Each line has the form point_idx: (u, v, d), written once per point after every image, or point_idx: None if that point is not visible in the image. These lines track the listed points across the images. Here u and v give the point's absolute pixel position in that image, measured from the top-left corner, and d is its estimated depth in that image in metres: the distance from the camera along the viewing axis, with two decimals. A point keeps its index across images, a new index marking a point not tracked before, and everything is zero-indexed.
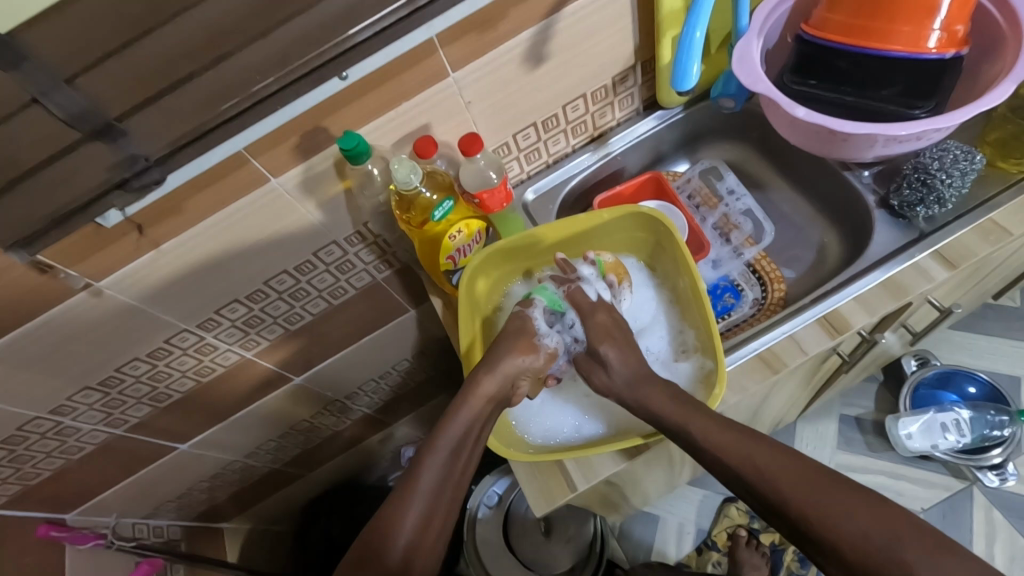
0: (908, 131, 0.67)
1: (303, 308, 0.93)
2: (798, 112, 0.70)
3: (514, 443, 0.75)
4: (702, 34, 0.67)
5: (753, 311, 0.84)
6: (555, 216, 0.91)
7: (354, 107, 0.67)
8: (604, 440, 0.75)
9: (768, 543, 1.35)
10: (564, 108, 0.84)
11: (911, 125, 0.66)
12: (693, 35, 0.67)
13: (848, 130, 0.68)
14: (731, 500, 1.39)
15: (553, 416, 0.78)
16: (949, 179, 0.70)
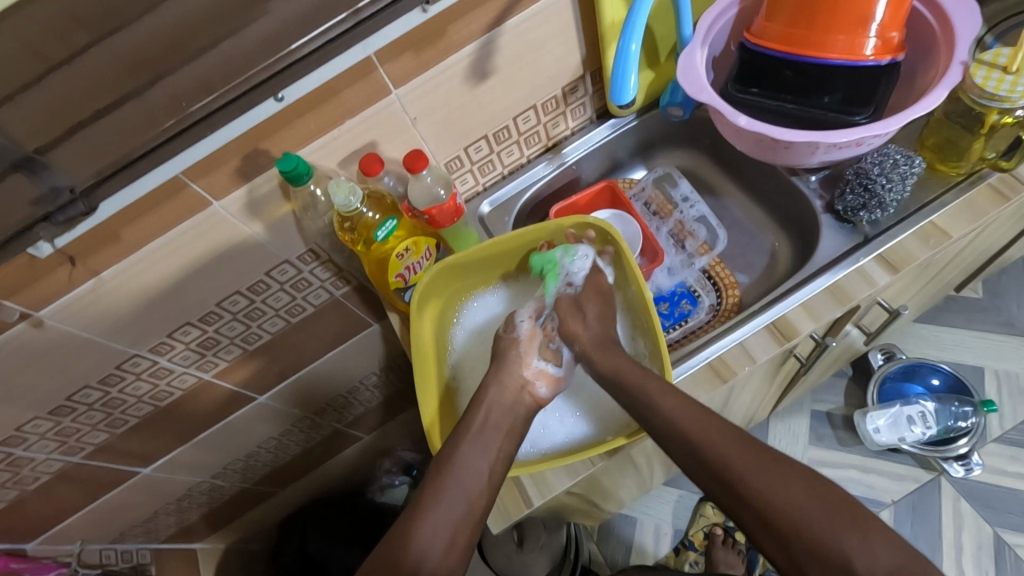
0: (847, 139, 0.68)
1: (261, 327, 0.92)
2: (741, 121, 0.70)
3: None
4: (638, 46, 0.68)
5: (708, 317, 0.84)
6: (511, 227, 0.91)
7: (294, 127, 0.66)
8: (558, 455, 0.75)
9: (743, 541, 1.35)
10: (515, 120, 0.84)
11: (849, 132, 0.67)
12: (631, 47, 0.68)
13: (789, 139, 0.69)
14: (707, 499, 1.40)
15: None
16: (889, 183, 0.70)
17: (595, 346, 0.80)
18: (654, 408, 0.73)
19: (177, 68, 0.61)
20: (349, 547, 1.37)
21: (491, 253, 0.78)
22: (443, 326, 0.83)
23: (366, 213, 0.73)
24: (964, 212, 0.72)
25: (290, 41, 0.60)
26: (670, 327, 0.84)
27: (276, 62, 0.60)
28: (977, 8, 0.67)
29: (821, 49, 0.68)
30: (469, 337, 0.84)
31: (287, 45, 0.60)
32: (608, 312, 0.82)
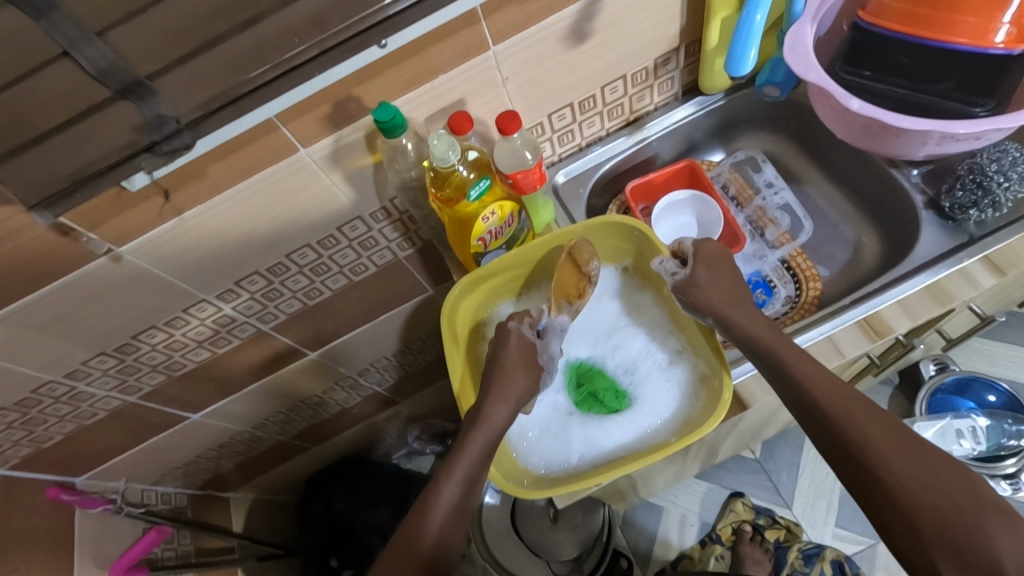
0: (967, 130, 0.63)
1: (323, 283, 0.91)
2: (853, 104, 0.66)
3: (517, 475, 0.73)
4: (763, 16, 0.65)
5: (785, 309, 0.82)
6: (585, 200, 0.89)
7: (390, 77, 0.65)
8: (612, 457, 0.73)
9: (772, 539, 1.30)
10: (602, 89, 0.81)
11: (971, 123, 0.63)
12: (754, 17, 0.65)
13: (905, 125, 0.65)
14: (738, 495, 1.36)
15: (555, 441, 0.76)
16: (1006, 182, 0.68)
17: (633, 346, 0.79)
18: (708, 402, 0.72)
19: (283, 3, 0.59)
20: (377, 510, 1.45)
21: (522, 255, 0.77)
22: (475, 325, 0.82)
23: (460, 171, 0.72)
24: None
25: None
26: None
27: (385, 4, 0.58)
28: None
29: (946, 31, 0.64)
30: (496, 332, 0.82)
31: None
32: (644, 309, 0.80)
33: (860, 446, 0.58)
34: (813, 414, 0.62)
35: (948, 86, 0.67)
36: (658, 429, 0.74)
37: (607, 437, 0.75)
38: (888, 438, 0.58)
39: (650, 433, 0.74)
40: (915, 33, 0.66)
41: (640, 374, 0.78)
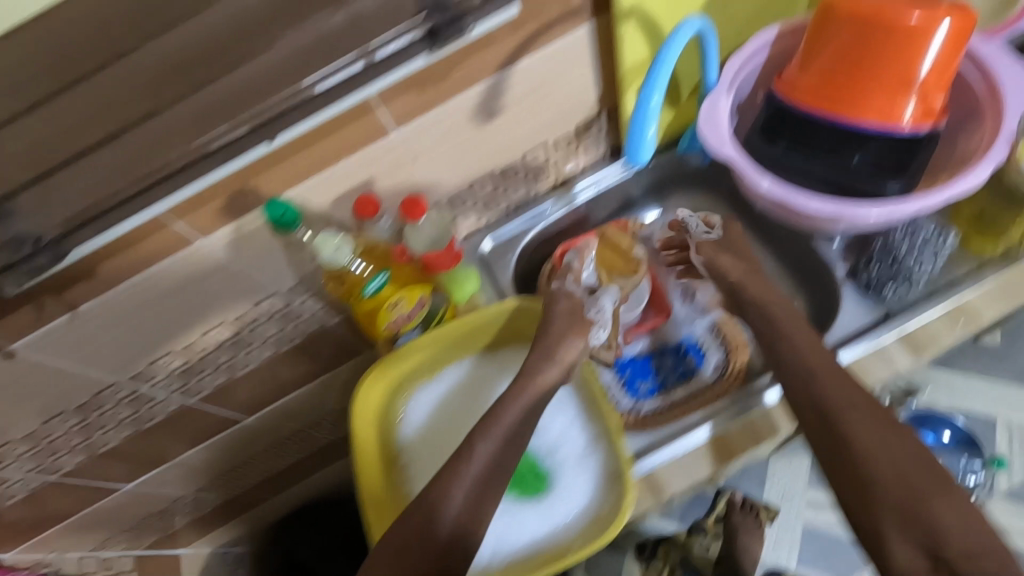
0: (876, 214, 0.62)
1: (248, 355, 0.88)
2: (763, 183, 0.65)
3: None
4: (660, 97, 0.62)
5: (714, 377, 0.81)
6: (514, 266, 0.86)
7: (285, 166, 0.63)
8: (518, 560, 0.72)
9: None
10: (523, 159, 0.80)
11: (882, 207, 0.62)
12: (650, 97, 0.62)
13: (813, 207, 0.64)
14: None
15: None
16: (920, 260, 0.66)
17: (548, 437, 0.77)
18: (615, 506, 0.70)
19: (171, 103, 0.53)
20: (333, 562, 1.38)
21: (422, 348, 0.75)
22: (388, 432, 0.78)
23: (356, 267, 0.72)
24: (998, 296, 0.67)
25: (275, 90, 0.53)
26: (673, 383, 0.83)
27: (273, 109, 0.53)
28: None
29: (855, 111, 0.64)
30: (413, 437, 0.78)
31: (283, 89, 0.53)
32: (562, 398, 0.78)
33: (865, 460, 0.57)
34: (827, 420, 0.60)
35: (859, 163, 0.66)
36: (566, 530, 0.73)
37: (516, 536, 0.74)
38: (898, 465, 0.56)
39: (560, 531, 0.73)
40: (825, 111, 0.65)
41: (554, 466, 0.76)
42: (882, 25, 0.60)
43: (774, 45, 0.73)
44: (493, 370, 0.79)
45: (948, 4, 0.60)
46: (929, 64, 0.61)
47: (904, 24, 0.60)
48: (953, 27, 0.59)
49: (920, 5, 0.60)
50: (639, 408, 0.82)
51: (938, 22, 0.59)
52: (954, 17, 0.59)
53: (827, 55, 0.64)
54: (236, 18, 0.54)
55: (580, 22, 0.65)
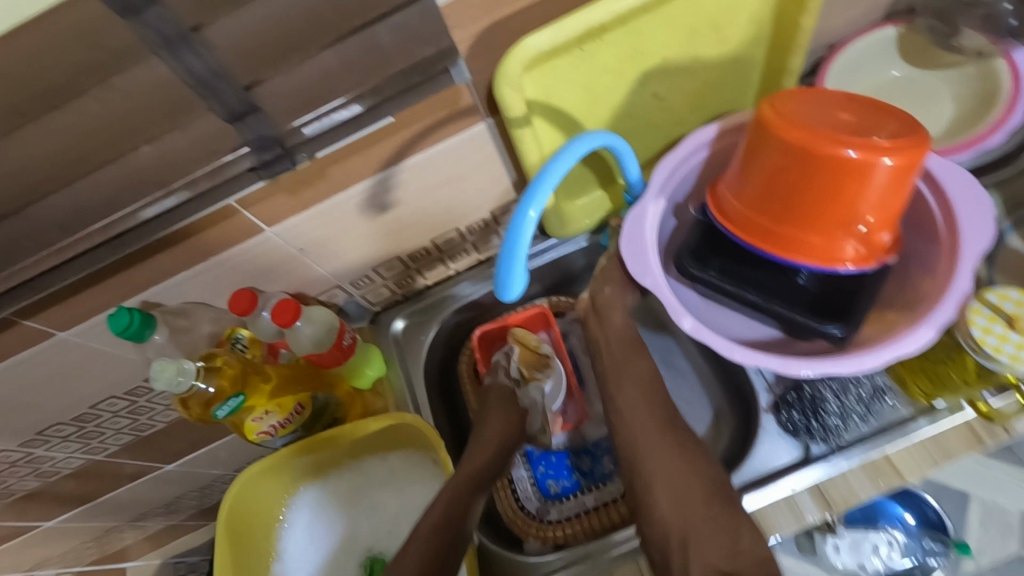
0: (807, 371, 0.55)
1: (152, 418, 0.81)
2: (685, 324, 0.57)
3: None
4: (537, 214, 0.49)
5: (628, 486, 0.76)
6: (428, 348, 0.81)
7: (145, 266, 0.57)
8: None
9: None
10: (435, 242, 0.74)
11: (817, 365, 0.54)
12: (526, 214, 0.49)
13: (739, 357, 0.56)
14: None
15: None
16: None
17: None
18: None
19: None
20: None
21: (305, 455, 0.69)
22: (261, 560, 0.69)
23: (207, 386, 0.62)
24: (928, 454, 0.59)
25: (110, 210, 0.46)
26: (585, 487, 0.77)
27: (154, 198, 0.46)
28: (991, 212, 0.54)
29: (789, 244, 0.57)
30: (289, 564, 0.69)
31: (116, 210, 0.45)
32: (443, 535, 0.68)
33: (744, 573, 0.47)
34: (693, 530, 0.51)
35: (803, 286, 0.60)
36: None
37: None
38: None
39: None
40: (756, 240, 0.58)
41: None
42: (810, 163, 0.51)
43: (713, 145, 0.64)
44: (379, 476, 0.71)
45: (892, 135, 0.50)
46: (868, 205, 0.52)
47: (833, 165, 0.50)
48: (893, 168, 0.49)
49: (856, 139, 0.49)
50: (545, 513, 0.77)
51: (875, 163, 0.49)
52: (896, 157, 0.49)
53: (754, 180, 0.56)
54: (36, 66, 0.36)
55: (475, 121, 0.57)
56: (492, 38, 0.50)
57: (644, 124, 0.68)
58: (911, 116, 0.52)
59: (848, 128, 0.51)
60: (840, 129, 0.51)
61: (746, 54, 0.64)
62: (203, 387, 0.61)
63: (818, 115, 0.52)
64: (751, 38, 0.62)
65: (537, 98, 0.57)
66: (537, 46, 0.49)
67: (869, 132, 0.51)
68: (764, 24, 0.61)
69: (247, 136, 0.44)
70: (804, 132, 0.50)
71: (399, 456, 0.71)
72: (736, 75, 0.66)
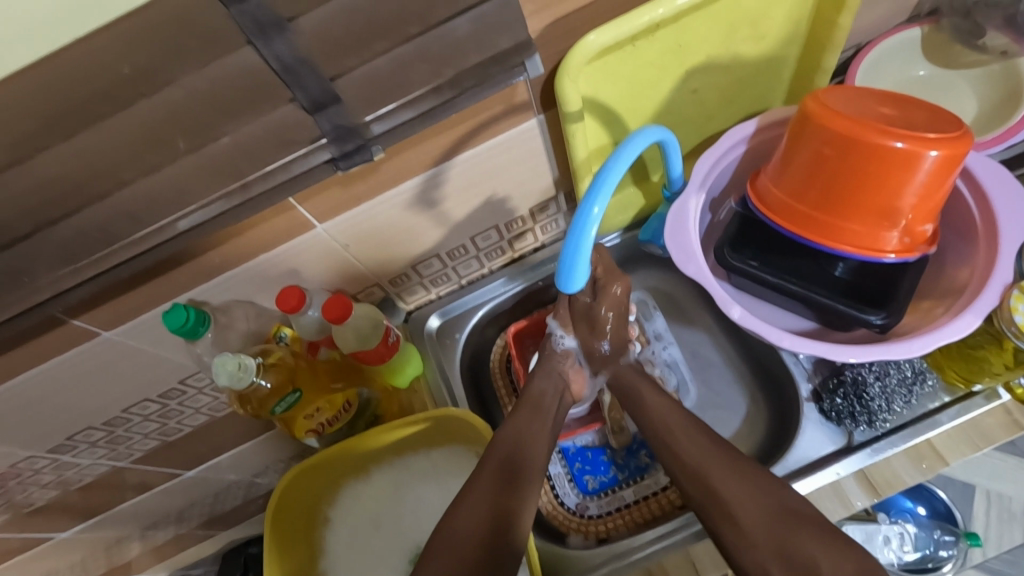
0: (854, 357, 0.56)
1: (179, 423, 0.79)
2: (733, 313, 0.59)
3: None
4: (602, 209, 0.50)
5: (666, 480, 0.76)
6: (462, 346, 0.81)
7: (197, 262, 0.56)
8: None
9: None
10: (473, 239, 0.74)
11: (863, 352, 0.55)
12: (590, 209, 0.50)
13: (786, 344, 0.58)
14: None
15: None
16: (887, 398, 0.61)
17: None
18: None
19: (55, 221, 0.43)
20: None
21: (348, 449, 0.68)
22: (308, 539, 0.69)
23: (262, 385, 0.62)
24: (967, 436, 0.61)
25: (182, 201, 0.45)
26: (623, 481, 0.77)
27: (227, 192, 0.46)
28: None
29: (834, 235, 0.58)
30: (334, 548, 0.69)
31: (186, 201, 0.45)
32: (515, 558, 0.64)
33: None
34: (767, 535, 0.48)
35: (839, 279, 0.61)
36: None
37: None
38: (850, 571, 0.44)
39: None
40: (802, 232, 0.60)
41: None
42: (859, 155, 0.53)
43: (752, 141, 0.66)
44: (423, 472, 0.71)
45: (937, 128, 0.52)
46: (914, 195, 0.54)
47: (881, 156, 0.52)
48: (940, 159, 0.51)
49: (903, 132, 0.52)
50: (584, 508, 0.76)
51: (922, 154, 0.51)
52: (942, 148, 0.51)
53: (800, 173, 0.58)
54: (112, 56, 0.38)
55: (527, 116, 0.58)
56: (555, 33, 0.50)
57: (681, 120, 0.69)
58: (951, 113, 0.54)
59: (888, 120, 0.54)
60: (886, 123, 0.53)
61: (780, 53, 0.66)
62: (262, 383, 0.61)
63: (864, 110, 0.54)
64: (786, 38, 0.64)
65: (587, 93, 0.59)
66: (597, 42, 0.50)
67: (914, 125, 0.53)
68: (799, 24, 0.63)
69: (323, 127, 0.44)
70: (853, 125, 0.52)
71: (444, 452, 0.71)
72: (768, 73, 0.68)
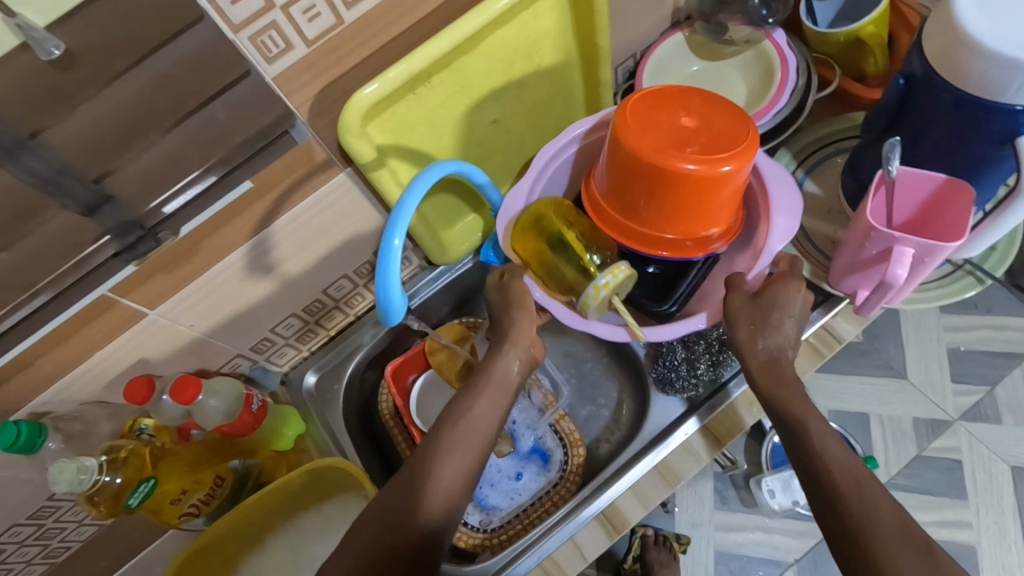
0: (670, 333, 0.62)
1: (66, 539, 0.74)
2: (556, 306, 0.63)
3: None
4: (402, 240, 0.55)
5: (557, 477, 0.79)
6: (343, 395, 0.82)
7: (26, 375, 0.54)
8: None
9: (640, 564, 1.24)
10: (326, 291, 0.76)
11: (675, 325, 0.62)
12: (391, 242, 0.55)
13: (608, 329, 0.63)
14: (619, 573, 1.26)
15: None
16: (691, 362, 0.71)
17: None
18: None
19: None
20: None
21: (228, 524, 0.68)
22: None
23: (111, 482, 0.62)
24: None
25: None
26: (519, 489, 0.80)
27: (21, 302, 0.48)
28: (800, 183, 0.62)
29: (648, 242, 0.62)
30: None
31: None
32: None
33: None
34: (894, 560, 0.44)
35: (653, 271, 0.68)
36: None
37: None
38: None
39: None
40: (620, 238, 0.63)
41: None
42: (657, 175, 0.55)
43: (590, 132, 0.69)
44: (316, 529, 0.72)
45: (728, 146, 0.54)
46: (710, 204, 0.57)
47: (679, 176, 0.54)
48: (734, 172, 0.54)
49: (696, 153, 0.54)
50: (488, 523, 0.78)
51: (715, 171, 0.54)
52: (733, 164, 0.53)
53: (616, 189, 0.59)
54: None
55: (334, 173, 0.61)
56: (331, 95, 0.54)
57: (495, 147, 0.75)
58: (747, 119, 0.56)
59: (689, 136, 0.55)
60: (684, 146, 0.55)
61: (564, 73, 0.74)
62: (109, 480, 0.61)
63: (663, 130, 0.55)
64: (563, 60, 0.72)
65: (384, 138, 0.63)
66: (370, 96, 0.55)
67: (711, 141, 0.55)
68: (568, 48, 0.71)
69: (106, 224, 0.48)
70: (648, 147, 0.54)
71: (332, 506, 0.72)
72: (561, 91, 0.75)
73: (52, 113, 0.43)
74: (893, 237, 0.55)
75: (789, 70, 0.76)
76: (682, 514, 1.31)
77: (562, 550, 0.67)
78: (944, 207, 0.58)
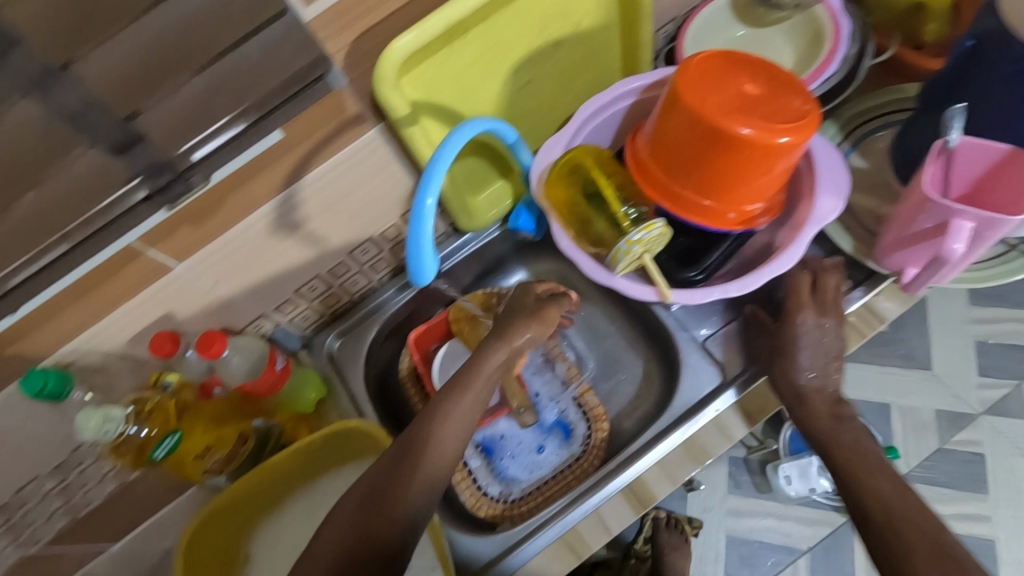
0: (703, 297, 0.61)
1: (87, 494, 0.74)
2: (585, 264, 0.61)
3: None
4: (435, 200, 0.53)
5: (579, 451, 0.78)
6: (365, 361, 0.81)
7: (51, 323, 0.53)
8: None
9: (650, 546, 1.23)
10: (351, 255, 0.74)
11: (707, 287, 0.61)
12: (424, 201, 0.53)
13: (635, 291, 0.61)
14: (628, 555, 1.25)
15: None
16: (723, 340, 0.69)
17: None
18: None
19: None
20: None
21: (250, 484, 0.68)
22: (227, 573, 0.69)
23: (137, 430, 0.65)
24: None
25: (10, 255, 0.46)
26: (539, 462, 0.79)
27: (47, 247, 0.47)
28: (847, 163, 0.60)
29: (684, 207, 0.61)
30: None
31: None
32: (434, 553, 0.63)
33: None
34: None
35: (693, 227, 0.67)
36: None
37: None
38: None
39: None
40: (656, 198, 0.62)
41: None
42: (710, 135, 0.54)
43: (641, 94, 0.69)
44: (337, 492, 0.71)
45: (790, 117, 0.53)
46: (757, 174, 0.56)
47: (732, 140, 0.53)
48: (790, 145, 0.53)
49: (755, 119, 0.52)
50: (508, 493, 0.78)
51: (771, 141, 0.52)
52: (791, 137, 0.52)
53: (663, 146, 0.58)
54: None
55: (365, 128, 0.59)
56: (367, 44, 0.52)
57: (527, 111, 0.73)
58: (812, 96, 0.54)
59: (749, 101, 0.54)
60: (744, 111, 0.53)
61: (603, 35, 0.71)
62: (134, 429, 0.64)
63: (726, 93, 0.54)
64: (603, 21, 0.69)
65: (418, 94, 0.61)
66: (406, 46, 0.54)
67: (773, 109, 0.53)
68: (610, 8, 0.68)
69: (137, 164, 0.47)
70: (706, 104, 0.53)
71: (353, 470, 0.71)
72: (599, 54, 0.73)
73: (85, 42, 0.40)
74: (951, 209, 0.52)
75: (841, 38, 0.72)
76: (695, 498, 1.29)
77: (585, 523, 0.66)
78: (1003, 178, 0.55)
